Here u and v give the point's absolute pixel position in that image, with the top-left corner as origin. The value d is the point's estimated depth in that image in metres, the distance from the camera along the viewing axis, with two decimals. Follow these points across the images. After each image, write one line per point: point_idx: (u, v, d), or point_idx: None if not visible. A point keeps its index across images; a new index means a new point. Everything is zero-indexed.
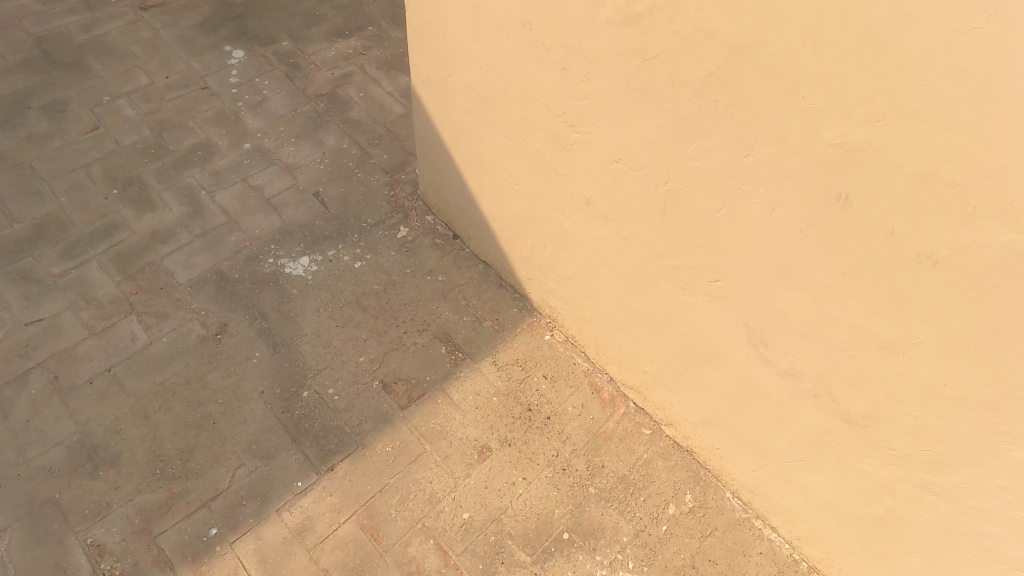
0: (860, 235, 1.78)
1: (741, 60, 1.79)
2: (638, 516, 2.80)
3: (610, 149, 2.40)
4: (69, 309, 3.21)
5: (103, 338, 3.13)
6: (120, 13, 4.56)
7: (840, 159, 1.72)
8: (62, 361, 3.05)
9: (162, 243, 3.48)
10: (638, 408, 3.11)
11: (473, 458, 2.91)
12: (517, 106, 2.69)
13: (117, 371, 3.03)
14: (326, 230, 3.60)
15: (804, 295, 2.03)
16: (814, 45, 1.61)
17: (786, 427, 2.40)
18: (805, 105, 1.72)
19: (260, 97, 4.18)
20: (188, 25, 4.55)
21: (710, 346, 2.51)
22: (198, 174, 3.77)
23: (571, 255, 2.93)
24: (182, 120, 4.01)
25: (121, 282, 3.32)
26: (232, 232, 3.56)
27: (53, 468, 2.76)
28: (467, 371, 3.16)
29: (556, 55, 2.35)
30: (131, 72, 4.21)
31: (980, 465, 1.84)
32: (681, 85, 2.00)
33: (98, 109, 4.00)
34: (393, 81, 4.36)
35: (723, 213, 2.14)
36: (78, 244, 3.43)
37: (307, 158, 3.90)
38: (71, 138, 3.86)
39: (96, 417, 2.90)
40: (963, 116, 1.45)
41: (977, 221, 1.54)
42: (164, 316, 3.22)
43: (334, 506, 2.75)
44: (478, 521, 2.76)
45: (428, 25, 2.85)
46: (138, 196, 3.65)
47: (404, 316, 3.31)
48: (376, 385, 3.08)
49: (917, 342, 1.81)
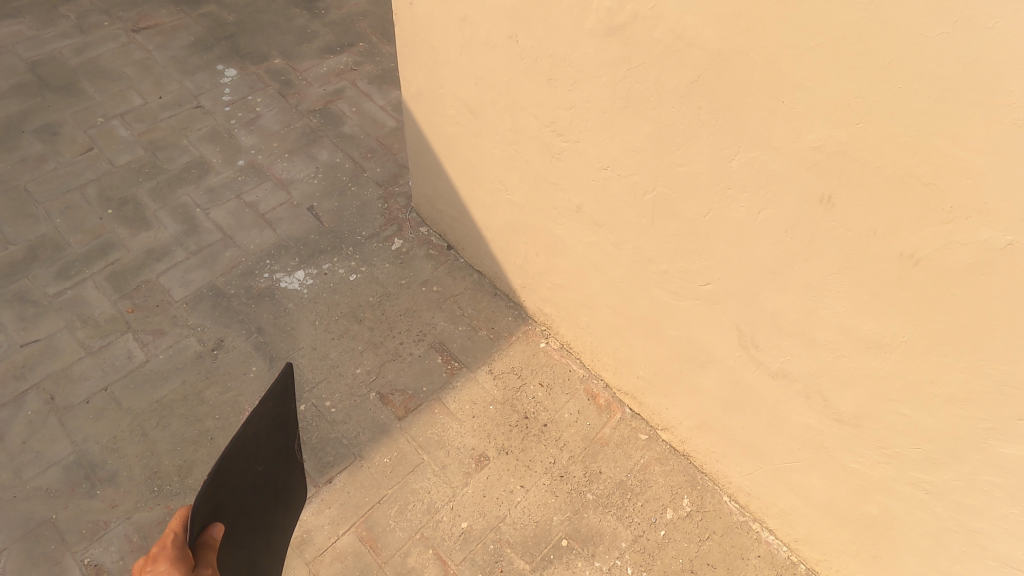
0: (843, 236, 1.80)
1: (721, 68, 1.82)
2: (636, 521, 2.80)
3: (599, 157, 2.42)
4: (65, 329, 3.23)
5: (99, 357, 3.15)
6: (113, 35, 4.62)
7: (821, 162, 1.75)
8: (59, 381, 3.07)
9: (158, 261, 3.51)
10: (634, 413, 3.13)
11: (470, 467, 2.92)
12: (506, 117, 2.72)
13: (114, 390, 3.05)
14: (320, 244, 3.63)
15: (792, 297, 2.05)
16: (792, 49, 1.64)
17: (779, 428, 2.40)
18: (785, 108, 1.74)
19: (253, 114, 4.23)
20: (181, 45, 4.61)
21: (703, 348, 2.52)
22: (192, 192, 3.81)
23: (564, 262, 2.95)
24: (176, 139, 4.06)
25: (117, 300, 3.35)
26: (227, 248, 3.59)
27: (50, 488, 2.77)
28: (462, 381, 3.17)
29: (542, 65, 2.39)
30: (125, 94, 4.26)
31: (968, 462, 1.86)
32: (666, 92, 2.03)
33: (93, 130, 4.05)
34: (385, 95, 4.41)
35: (710, 217, 2.16)
36: (74, 264, 3.46)
37: (301, 173, 3.94)
38: (65, 159, 3.90)
39: (93, 436, 2.91)
40: (938, 118, 1.47)
41: (954, 220, 1.56)
42: (161, 333, 3.24)
43: (333, 518, 2.76)
44: (476, 530, 2.76)
45: (417, 40, 2.89)
46: (134, 215, 3.69)
47: (400, 327, 3.33)
48: (372, 396, 3.09)
49: (903, 340, 1.82)
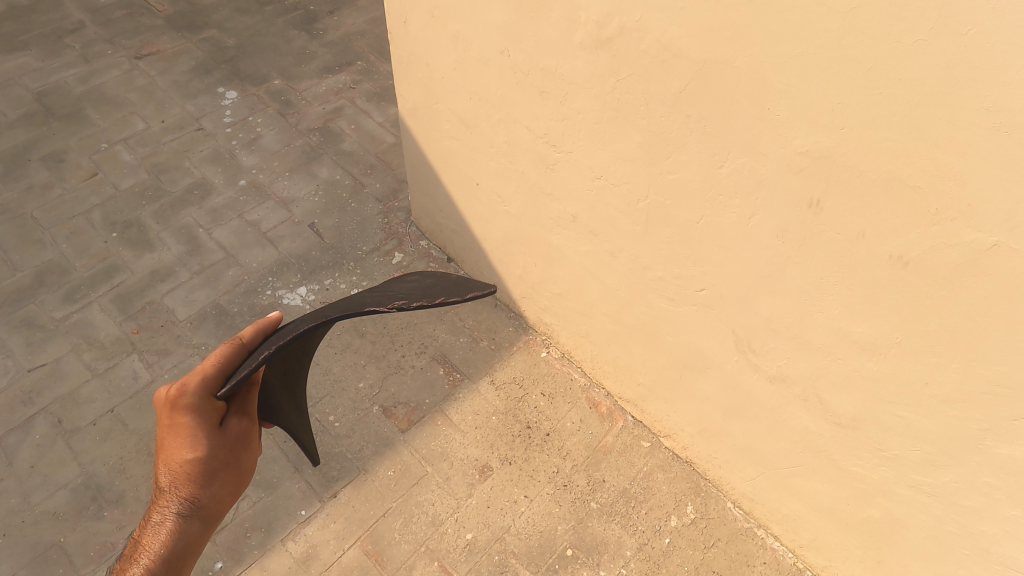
0: (833, 240, 1.81)
1: (707, 77, 1.85)
2: (640, 529, 2.80)
3: (592, 166, 2.45)
4: (71, 352, 3.29)
5: (105, 378, 3.21)
6: (116, 63, 4.73)
7: (808, 167, 1.76)
8: (65, 404, 3.12)
9: (162, 282, 3.57)
10: (636, 420, 3.13)
11: (474, 477, 2.93)
12: (500, 130, 2.76)
13: (120, 412, 3.10)
14: (322, 259, 3.68)
15: (784, 302, 2.06)
16: (773, 60, 1.66)
17: (779, 433, 2.40)
18: (771, 115, 1.76)
19: (253, 135, 4.31)
20: (182, 70, 4.71)
21: (701, 355, 2.52)
22: (195, 213, 3.88)
23: (562, 271, 2.97)
24: (179, 161, 4.14)
25: (122, 322, 3.41)
26: (230, 266, 3.65)
27: (57, 512, 2.81)
28: (465, 392, 3.19)
29: (534, 79, 2.42)
30: (128, 119, 4.36)
31: (967, 464, 1.85)
32: (654, 101, 2.05)
33: (97, 155, 4.15)
34: (383, 112, 4.48)
35: (703, 224, 2.17)
36: (80, 288, 3.53)
37: (302, 191, 4.00)
38: (70, 186, 3.99)
39: (100, 457, 2.96)
40: (919, 123, 1.48)
41: (940, 221, 1.57)
42: (166, 353, 3.29)
43: (338, 532, 2.78)
44: (481, 540, 2.77)
45: (411, 57, 2.94)
46: (138, 237, 3.76)
47: (401, 341, 3.36)
48: (376, 410, 3.11)
49: (895, 342, 1.82)
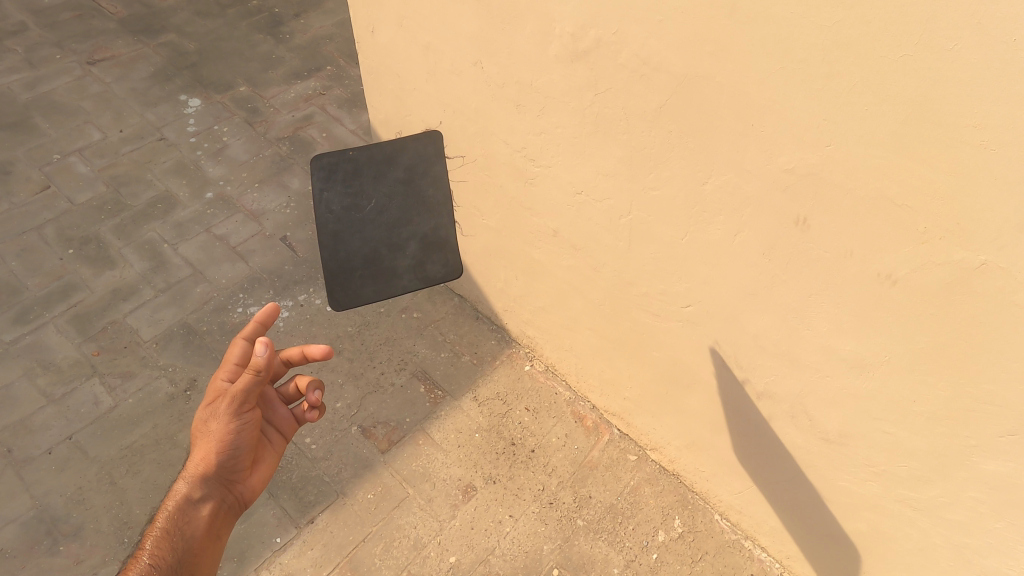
0: (819, 257, 1.81)
1: (687, 91, 1.83)
2: (628, 546, 2.77)
3: (572, 181, 2.42)
4: (23, 377, 3.10)
5: (62, 405, 3.02)
6: (67, 68, 4.51)
7: (794, 185, 1.76)
8: (17, 433, 2.93)
9: (124, 301, 3.40)
10: (622, 434, 3.10)
11: (458, 498, 2.86)
12: (476, 143, 2.70)
13: (79, 439, 2.92)
14: (295, 274, 3.55)
15: (770, 318, 2.06)
16: (756, 75, 1.65)
17: (765, 447, 2.40)
18: (756, 130, 1.75)
19: (220, 144, 4.15)
20: (140, 76, 4.52)
21: (688, 370, 2.51)
22: (159, 227, 3.71)
23: (544, 285, 2.93)
24: (140, 173, 3.96)
25: (80, 343, 3.22)
26: (198, 283, 3.49)
27: (8, 549, 2.62)
28: (447, 410, 3.11)
29: (510, 91, 2.37)
30: (82, 128, 4.16)
31: (954, 479, 1.87)
32: (635, 116, 2.02)
33: (49, 167, 3.93)
34: (355, 119, 4.38)
35: (687, 241, 2.16)
36: (32, 309, 3.33)
37: (273, 203, 3.87)
38: (20, 200, 3.77)
39: (55, 489, 2.78)
40: (907, 139, 1.48)
41: (928, 240, 1.58)
42: (129, 376, 3.13)
43: (315, 560, 2.67)
44: (465, 564, 2.69)
45: (382, 69, 2.87)
46: (97, 254, 3.57)
47: (380, 357, 3.27)
48: (354, 430, 3.02)
49: (883, 359, 1.83)
